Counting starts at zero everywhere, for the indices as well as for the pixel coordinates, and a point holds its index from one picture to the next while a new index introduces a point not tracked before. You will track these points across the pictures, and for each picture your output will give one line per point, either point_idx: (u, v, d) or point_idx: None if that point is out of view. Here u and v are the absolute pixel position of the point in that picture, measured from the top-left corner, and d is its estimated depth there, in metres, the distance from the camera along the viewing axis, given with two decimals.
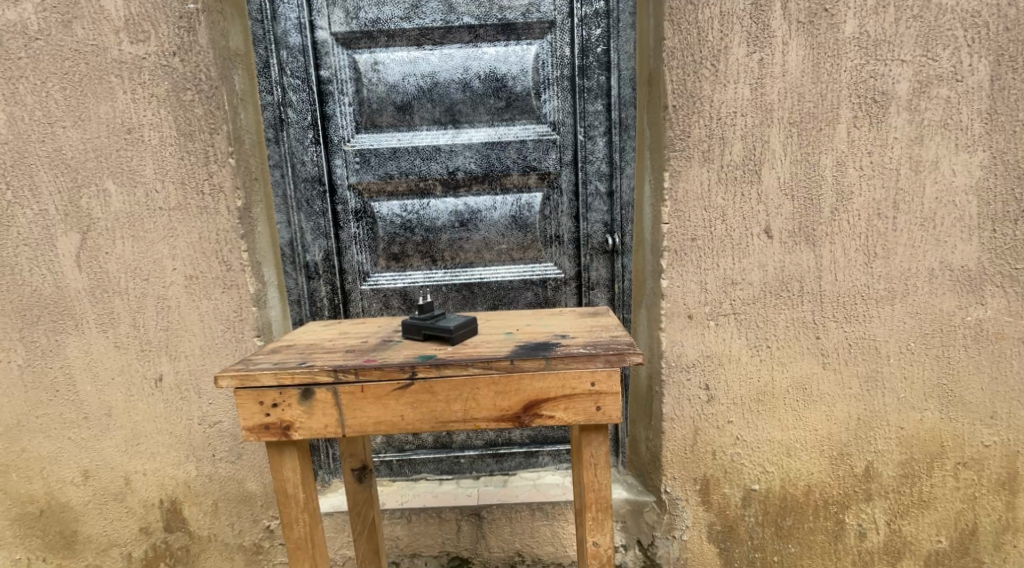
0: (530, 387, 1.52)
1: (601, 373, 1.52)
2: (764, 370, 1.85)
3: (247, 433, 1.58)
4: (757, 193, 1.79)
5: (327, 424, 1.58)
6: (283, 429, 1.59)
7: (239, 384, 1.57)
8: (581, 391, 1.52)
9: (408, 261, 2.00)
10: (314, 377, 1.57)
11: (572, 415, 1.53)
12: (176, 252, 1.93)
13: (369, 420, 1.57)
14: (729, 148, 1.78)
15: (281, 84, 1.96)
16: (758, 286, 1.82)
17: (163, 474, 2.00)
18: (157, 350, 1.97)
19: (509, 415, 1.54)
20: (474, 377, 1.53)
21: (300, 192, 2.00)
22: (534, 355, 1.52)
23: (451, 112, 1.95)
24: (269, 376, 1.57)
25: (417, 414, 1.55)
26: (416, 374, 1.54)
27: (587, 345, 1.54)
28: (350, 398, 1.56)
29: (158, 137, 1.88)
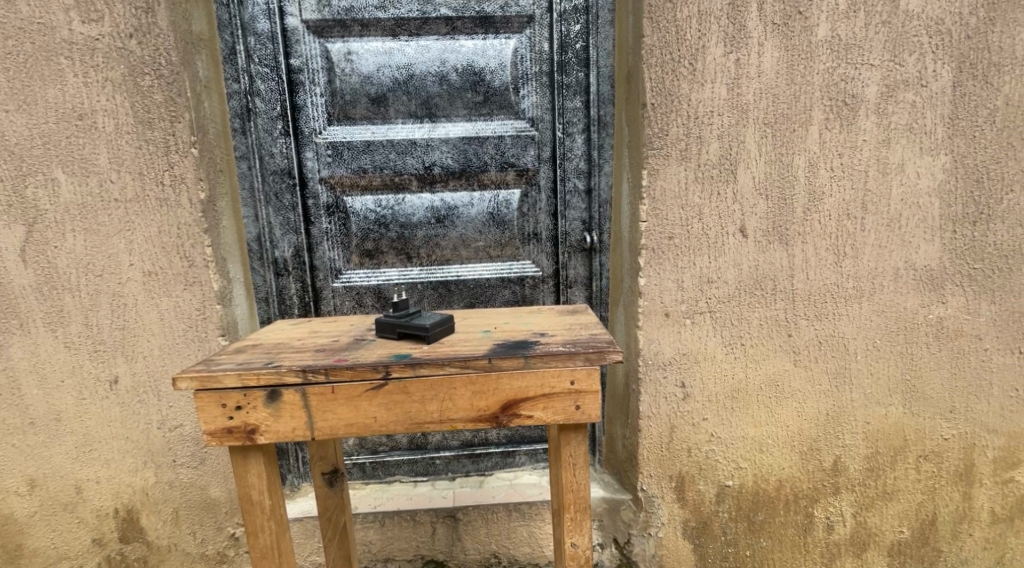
0: (508, 386, 1.44)
1: (581, 371, 1.43)
2: (738, 368, 1.87)
3: (208, 437, 1.47)
4: (733, 192, 1.80)
5: (295, 428, 1.47)
6: (248, 433, 1.48)
7: (200, 386, 1.46)
8: (560, 390, 1.44)
9: (382, 259, 1.95)
10: (281, 377, 1.46)
11: (552, 414, 1.45)
12: (133, 246, 1.82)
13: (340, 423, 1.47)
14: (706, 148, 1.78)
15: (248, 71, 1.88)
16: (733, 285, 1.83)
17: (118, 482, 1.89)
18: (112, 351, 1.85)
19: (486, 415, 1.45)
20: (449, 376, 1.44)
21: (268, 185, 1.92)
22: (513, 354, 1.43)
23: (427, 105, 1.90)
24: (232, 378, 1.46)
25: (391, 416, 1.46)
26: (390, 374, 1.45)
27: (567, 343, 1.46)
28: (321, 400, 1.46)
29: (113, 124, 1.77)
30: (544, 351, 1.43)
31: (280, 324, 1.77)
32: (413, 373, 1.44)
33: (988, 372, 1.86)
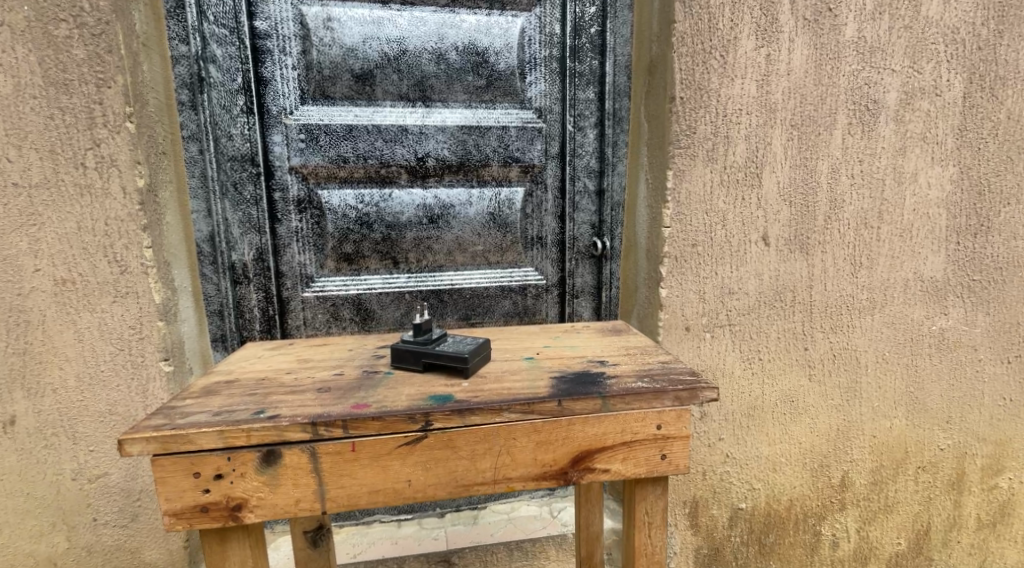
0: (580, 436, 1.26)
1: (670, 414, 1.29)
2: (756, 385, 1.78)
3: (173, 520, 1.15)
4: (757, 198, 1.71)
5: (299, 500, 1.18)
6: (231, 511, 1.16)
7: (162, 450, 1.14)
8: (645, 436, 1.28)
9: (364, 264, 1.65)
10: (280, 434, 1.16)
11: (632, 466, 1.29)
12: (40, 247, 1.40)
13: (361, 489, 1.20)
14: (733, 148, 1.67)
15: (200, 31, 1.51)
16: (754, 296, 1.75)
17: (15, 552, 1.46)
18: (9, 382, 1.42)
19: (553, 471, 1.26)
20: (509, 426, 1.23)
21: (224, 173, 1.56)
22: (588, 395, 1.25)
23: (421, 87, 1.63)
24: (211, 437, 1.14)
25: (433, 478, 1.21)
26: (431, 425, 1.20)
27: (644, 378, 1.31)
28: (336, 462, 1.18)
29: (13, 84, 1.35)
30: (625, 390, 1.27)
31: (253, 350, 1.42)
32: (462, 423, 1.21)
33: (982, 382, 1.88)
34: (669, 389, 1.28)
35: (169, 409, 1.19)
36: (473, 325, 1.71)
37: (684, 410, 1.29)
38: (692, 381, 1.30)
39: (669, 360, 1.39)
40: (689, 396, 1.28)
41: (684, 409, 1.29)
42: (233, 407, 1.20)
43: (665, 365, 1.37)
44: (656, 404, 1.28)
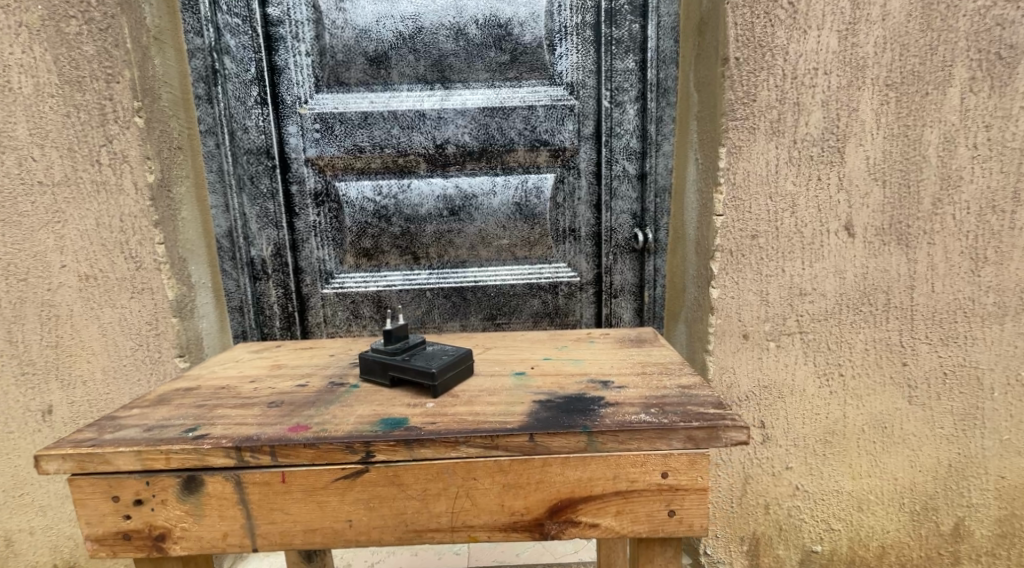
0: (559, 481, 1.14)
1: (680, 461, 1.14)
2: (835, 406, 1.49)
3: (94, 546, 1.14)
4: (838, 177, 1.41)
5: (227, 533, 1.15)
6: (154, 541, 1.15)
7: (80, 470, 1.13)
8: (646, 486, 1.15)
9: (383, 259, 1.57)
10: (202, 460, 1.13)
11: (630, 523, 1.15)
12: (65, 243, 1.44)
13: (295, 526, 1.15)
14: (806, 118, 1.39)
15: (214, 22, 1.50)
16: (832, 299, 1.46)
17: (56, 535, 1.53)
18: (45, 374, 1.49)
19: (525, 521, 1.15)
20: (467, 461, 1.14)
21: (241, 167, 1.55)
22: (571, 431, 1.13)
23: (439, 66, 1.51)
24: (129, 459, 1.12)
25: (378, 519, 1.14)
26: (372, 456, 1.13)
27: (649, 410, 1.17)
28: (264, 495, 1.14)
29: (32, 84, 1.39)
30: (620, 426, 1.13)
31: (234, 353, 1.47)
32: (409, 456, 1.13)
33: None
34: (681, 426, 1.13)
35: (107, 420, 1.20)
36: (499, 326, 1.59)
37: (699, 455, 1.14)
38: (714, 418, 1.14)
39: (690, 386, 1.24)
40: (708, 437, 1.13)
41: (700, 454, 1.14)
42: (172, 421, 1.19)
43: (683, 392, 1.22)
44: (663, 447, 1.14)
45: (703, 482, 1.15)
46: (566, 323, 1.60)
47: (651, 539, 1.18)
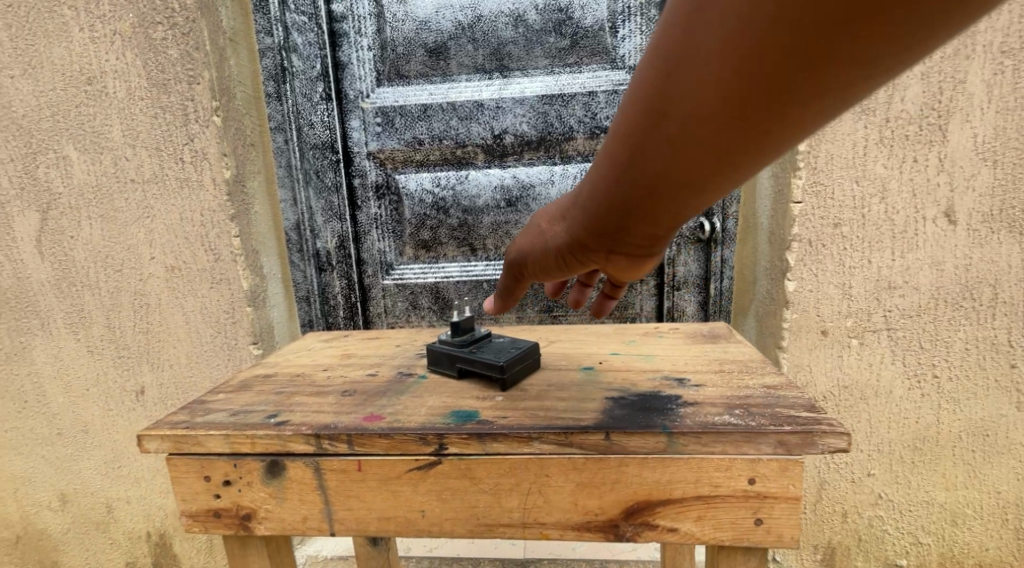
0: (636, 482, 1.09)
1: (769, 467, 1.06)
2: (929, 411, 1.44)
3: (189, 522, 1.17)
4: (941, 157, 1.36)
5: (307, 517, 1.15)
6: (242, 520, 1.16)
7: (175, 450, 1.15)
8: (732, 492, 1.07)
9: (441, 251, 1.67)
10: (285, 446, 1.13)
11: (712, 529, 1.09)
12: (154, 236, 1.54)
13: (370, 514, 1.14)
14: (904, 92, 1.36)
15: (283, 21, 1.56)
16: (927, 293, 1.40)
17: (150, 504, 1.68)
18: (137, 358, 1.60)
19: (599, 521, 1.10)
20: (540, 458, 1.09)
21: (308, 161, 1.64)
22: (647, 430, 1.07)
23: (498, 56, 1.57)
24: (220, 442, 1.14)
25: (449, 511, 1.12)
26: (446, 449, 1.10)
27: (732, 411, 1.11)
28: (341, 482, 1.13)
29: (125, 89, 1.48)
30: (702, 427, 1.07)
31: (306, 342, 1.51)
32: (483, 450, 1.10)
33: None
34: (771, 430, 1.06)
35: (196, 404, 1.23)
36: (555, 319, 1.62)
37: (792, 462, 1.06)
38: (808, 424, 1.06)
39: (775, 386, 1.17)
40: (801, 442, 1.05)
41: (793, 461, 1.06)
42: (254, 407, 1.21)
43: (770, 392, 1.15)
44: (751, 452, 1.06)
45: (797, 491, 1.06)
46: (624, 316, 1.72)
47: (733, 547, 1.11)
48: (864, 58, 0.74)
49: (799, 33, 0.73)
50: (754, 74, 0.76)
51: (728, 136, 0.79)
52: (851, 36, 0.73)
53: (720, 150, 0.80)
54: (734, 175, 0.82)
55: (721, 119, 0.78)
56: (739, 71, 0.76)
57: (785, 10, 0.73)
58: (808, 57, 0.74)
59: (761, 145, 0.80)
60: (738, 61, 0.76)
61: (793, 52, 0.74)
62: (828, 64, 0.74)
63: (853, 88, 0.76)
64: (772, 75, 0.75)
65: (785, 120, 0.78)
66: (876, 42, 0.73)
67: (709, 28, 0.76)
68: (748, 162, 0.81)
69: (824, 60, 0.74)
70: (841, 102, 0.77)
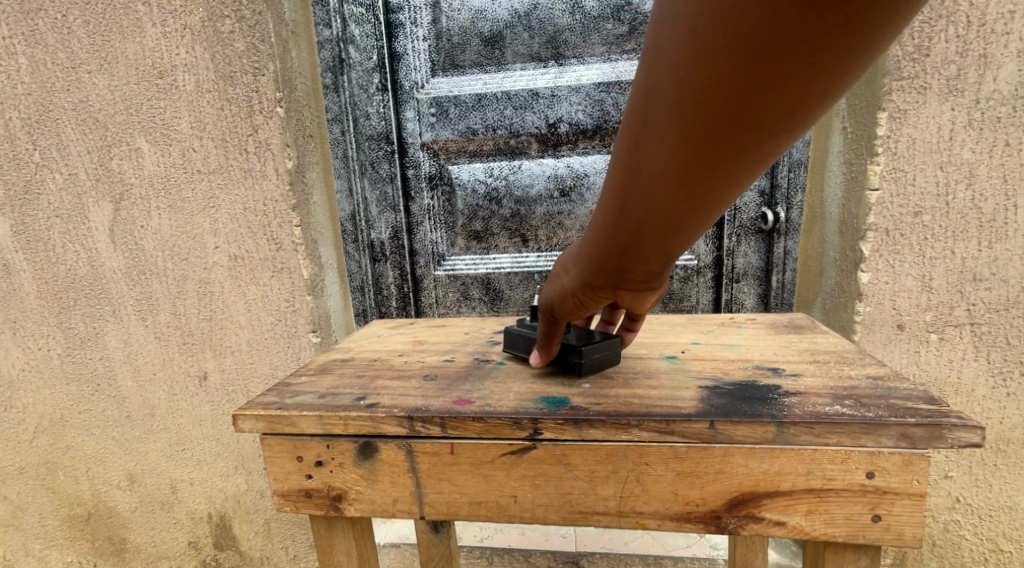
0: (743, 473, 1.06)
1: (893, 460, 1.03)
2: (1015, 412, 1.40)
3: (280, 501, 1.18)
4: None
5: (397, 499, 1.15)
6: (332, 501, 1.17)
7: (269, 429, 1.16)
8: (848, 486, 1.04)
9: (493, 242, 1.68)
10: (377, 427, 1.13)
11: (823, 525, 1.06)
12: (218, 226, 1.58)
13: (461, 497, 1.14)
14: (995, 72, 1.30)
15: (341, 13, 1.61)
16: (1017, 285, 1.35)
17: (211, 486, 1.73)
18: (201, 344, 1.65)
19: (702, 512, 1.08)
20: (639, 445, 1.07)
21: (363, 152, 1.68)
22: (753, 421, 1.04)
23: (554, 43, 1.56)
24: (311, 422, 1.15)
25: (541, 497, 1.11)
26: (540, 433, 1.09)
27: (843, 404, 1.06)
28: (433, 465, 1.13)
29: (194, 82, 1.53)
30: (816, 417, 1.04)
31: (377, 329, 1.52)
32: (578, 436, 1.08)
33: None
34: (893, 422, 1.02)
35: (282, 386, 1.24)
36: None
37: (917, 456, 1.02)
38: (934, 416, 1.02)
39: (881, 377, 1.13)
40: (927, 436, 1.01)
41: (918, 455, 1.02)
42: (341, 390, 1.22)
43: (877, 383, 1.11)
44: (870, 444, 1.03)
45: (920, 487, 1.03)
46: (681, 308, 1.70)
47: (841, 544, 1.09)
48: (812, 93, 0.79)
49: (738, 88, 0.79)
50: (709, 131, 0.82)
51: (694, 185, 0.86)
52: (791, 79, 0.78)
53: (691, 198, 0.87)
54: (709, 214, 0.89)
55: (686, 173, 0.85)
56: (694, 132, 0.82)
57: (720, 76, 0.79)
58: (756, 107, 0.80)
59: (730, 185, 0.86)
60: (689, 121, 0.82)
61: (740, 105, 0.80)
62: (778, 109, 0.80)
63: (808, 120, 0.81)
64: (727, 130, 0.81)
65: (749, 161, 0.84)
66: (815, 78, 0.78)
67: (657, 98, 0.83)
68: (721, 201, 0.88)
69: (772, 105, 0.80)
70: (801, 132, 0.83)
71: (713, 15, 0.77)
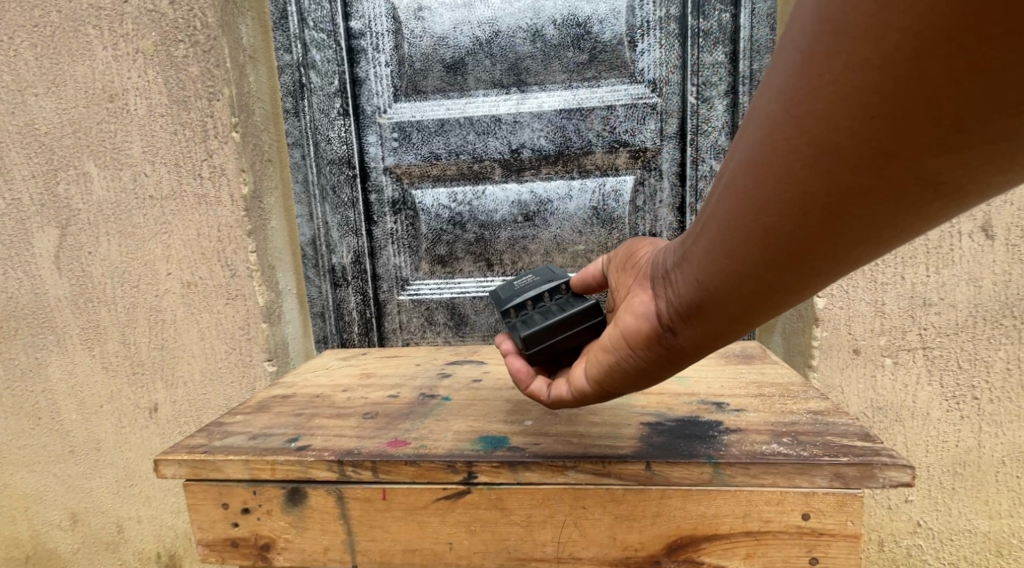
0: (680, 517, 1.06)
1: (828, 502, 1.04)
2: (968, 434, 1.43)
3: (205, 551, 1.15)
4: None
5: (328, 547, 1.13)
6: (260, 550, 1.14)
7: (193, 476, 1.14)
8: (785, 528, 1.05)
9: (458, 266, 1.67)
10: (305, 471, 1.12)
11: None
12: (170, 252, 1.53)
13: (394, 545, 1.12)
14: None
15: (302, 38, 1.60)
16: (965, 310, 1.40)
17: (160, 524, 1.66)
18: (151, 374, 1.59)
19: (640, 556, 1.07)
20: (575, 488, 1.07)
21: (324, 177, 1.65)
22: (686, 462, 1.05)
23: (516, 70, 1.57)
24: (238, 468, 1.13)
25: (476, 542, 1.10)
26: (475, 477, 1.08)
27: (779, 442, 1.09)
28: (365, 511, 1.12)
29: (146, 105, 1.49)
30: (751, 458, 1.05)
31: (325, 359, 1.58)
32: (514, 479, 1.08)
33: None
34: (826, 462, 1.03)
35: (214, 428, 1.24)
36: None
37: (851, 496, 1.03)
38: (867, 456, 1.04)
39: (821, 412, 1.19)
40: (860, 475, 1.03)
41: (852, 496, 1.03)
42: (273, 430, 1.22)
43: (817, 418, 1.16)
44: (805, 485, 1.04)
45: (855, 529, 1.04)
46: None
47: None
48: (933, 179, 0.68)
49: (856, 140, 0.68)
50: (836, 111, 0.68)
51: (758, 235, 0.76)
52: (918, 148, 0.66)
53: (748, 248, 0.77)
54: (760, 280, 0.78)
55: (757, 215, 0.75)
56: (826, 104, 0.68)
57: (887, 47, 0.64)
58: (865, 168, 0.68)
59: (797, 255, 0.75)
60: (786, 153, 0.72)
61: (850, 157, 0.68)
62: (887, 181, 0.68)
63: (916, 209, 0.70)
64: (822, 180, 0.70)
65: (828, 232, 0.73)
66: (945, 157, 0.66)
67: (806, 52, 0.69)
68: (782, 270, 0.77)
69: (886, 177, 0.68)
70: (902, 222, 0.71)
71: (864, 43, 0.65)
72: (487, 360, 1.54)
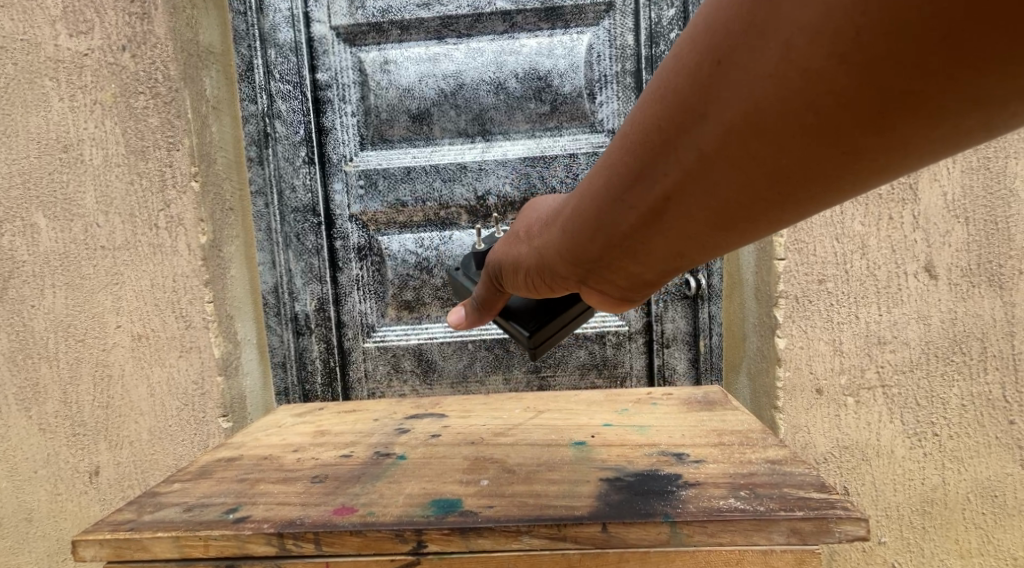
0: None
1: (785, 561, 1.03)
2: (931, 470, 1.45)
3: None
4: (914, 216, 1.42)
5: None
6: None
7: (115, 557, 1.07)
8: None
9: (425, 311, 1.69)
10: (242, 546, 1.06)
11: None
12: (121, 304, 1.47)
13: None
14: None
15: (267, 89, 1.63)
16: (917, 347, 1.44)
17: None
18: (94, 436, 1.50)
19: None
20: (531, 554, 1.05)
21: (288, 225, 1.66)
22: (642, 521, 1.04)
23: (480, 120, 1.63)
24: (168, 545, 1.07)
25: None
26: (425, 545, 1.05)
27: (737, 496, 1.09)
28: None
29: (102, 156, 1.45)
30: (707, 516, 1.04)
31: (279, 417, 1.50)
32: (465, 547, 1.05)
33: None
34: (783, 517, 1.03)
35: (147, 498, 1.17)
36: (544, 379, 1.72)
37: (809, 553, 1.03)
38: (822, 509, 1.04)
39: (780, 460, 1.19)
40: (816, 530, 1.03)
41: (809, 552, 1.03)
42: (213, 500, 1.16)
43: (775, 468, 1.16)
44: (763, 542, 1.03)
45: None
46: (615, 375, 1.74)
47: None
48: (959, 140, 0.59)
49: (860, 107, 0.57)
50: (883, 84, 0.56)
51: (760, 205, 0.67)
52: (921, 108, 0.57)
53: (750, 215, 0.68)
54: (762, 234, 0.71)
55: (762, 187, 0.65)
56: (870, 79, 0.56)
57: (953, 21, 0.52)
58: (862, 130, 0.59)
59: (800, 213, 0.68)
60: (774, 117, 0.60)
61: (845, 119, 0.58)
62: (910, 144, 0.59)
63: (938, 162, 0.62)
64: (844, 150, 0.60)
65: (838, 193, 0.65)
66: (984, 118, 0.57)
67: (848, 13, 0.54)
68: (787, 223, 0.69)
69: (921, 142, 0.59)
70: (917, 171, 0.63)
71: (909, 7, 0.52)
72: (449, 413, 1.49)
